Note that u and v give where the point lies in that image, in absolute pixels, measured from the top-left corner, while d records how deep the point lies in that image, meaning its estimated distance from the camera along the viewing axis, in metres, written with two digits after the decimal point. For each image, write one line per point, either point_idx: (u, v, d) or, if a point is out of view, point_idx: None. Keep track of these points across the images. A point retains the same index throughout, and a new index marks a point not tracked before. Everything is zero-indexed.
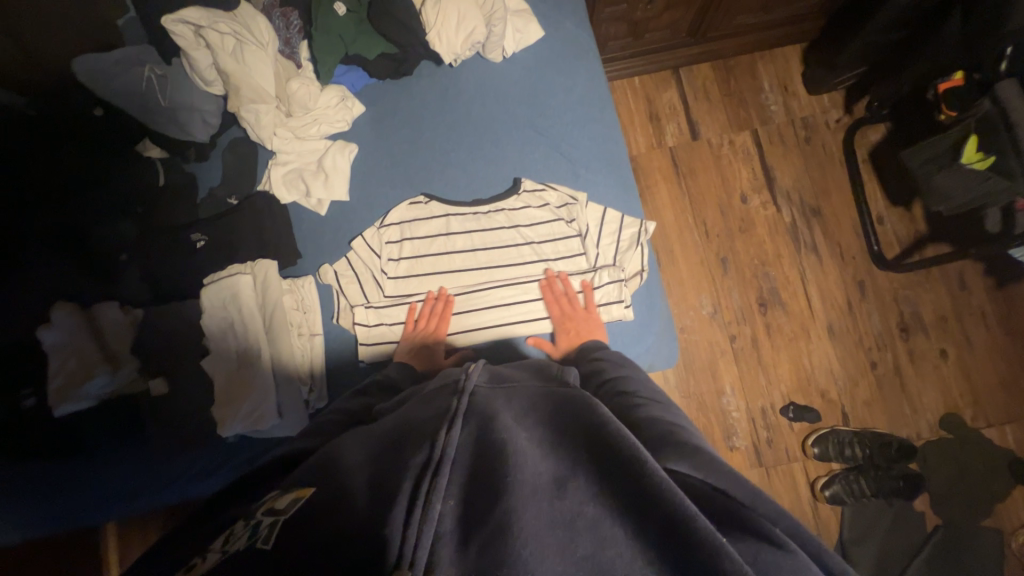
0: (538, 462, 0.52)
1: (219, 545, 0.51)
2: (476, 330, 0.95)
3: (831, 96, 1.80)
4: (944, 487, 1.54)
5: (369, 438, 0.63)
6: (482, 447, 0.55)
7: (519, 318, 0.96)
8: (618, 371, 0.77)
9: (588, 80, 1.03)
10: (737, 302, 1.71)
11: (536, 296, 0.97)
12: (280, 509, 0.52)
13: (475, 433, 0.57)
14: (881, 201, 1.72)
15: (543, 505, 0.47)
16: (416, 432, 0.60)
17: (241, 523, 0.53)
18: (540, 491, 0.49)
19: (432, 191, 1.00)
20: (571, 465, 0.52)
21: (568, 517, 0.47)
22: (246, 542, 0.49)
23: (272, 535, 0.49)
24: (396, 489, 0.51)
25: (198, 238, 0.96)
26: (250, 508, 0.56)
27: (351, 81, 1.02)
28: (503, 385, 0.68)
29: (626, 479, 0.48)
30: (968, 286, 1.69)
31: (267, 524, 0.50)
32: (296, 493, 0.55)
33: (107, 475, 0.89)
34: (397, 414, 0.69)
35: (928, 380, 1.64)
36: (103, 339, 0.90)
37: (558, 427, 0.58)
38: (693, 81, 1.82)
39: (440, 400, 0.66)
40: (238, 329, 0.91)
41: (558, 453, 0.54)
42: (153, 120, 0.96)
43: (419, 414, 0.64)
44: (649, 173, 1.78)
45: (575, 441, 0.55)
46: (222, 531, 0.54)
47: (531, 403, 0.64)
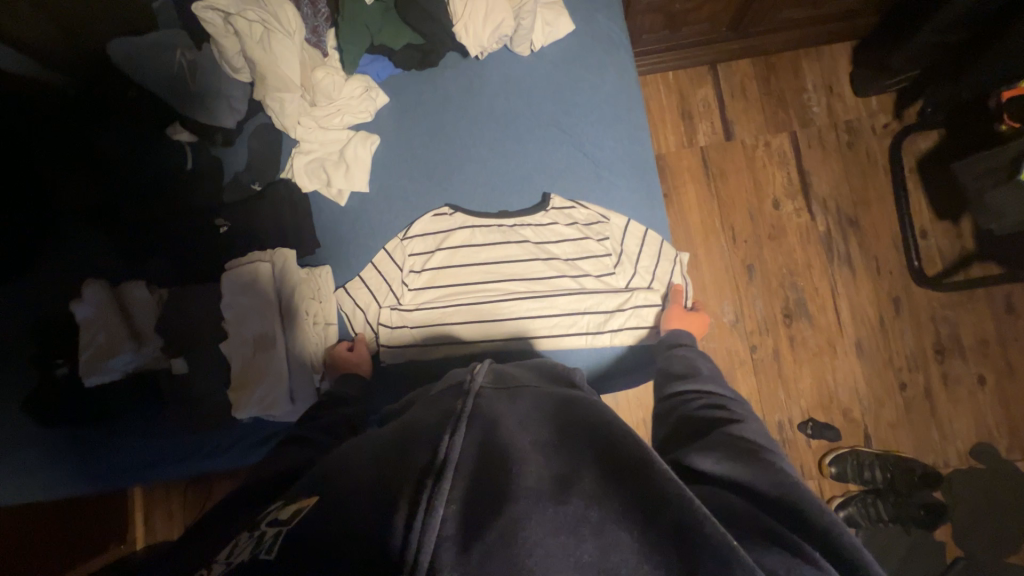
0: (543, 467, 0.52)
1: (223, 557, 0.52)
2: (489, 330, 0.94)
3: (880, 98, 1.68)
4: (969, 519, 1.47)
5: (375, 440, 0.64)
6: (487, 450, 0.54)
7: (539, 333, 0.94)
8: (704, 376, 0.79)
9: (618, 78, 0.99)
10: (760, 312, 1.65)
11: (560, 312, 0.95)
12: (284, 521, 0.55)
13: (480, 435, 0.56)
14: (926, 214, 1.61)
15: (548, 511, 0.46)
16: (420, 435, 0.58)
17: (244, 535, 0.55)
18: (544, 496, 0.47)
19: (458, 202, 0.99)
20: (577, 469, 0.51)
21: (572, 522, 0.46)
22: (250, 551, 0.51)
23: (276, 544, 0.51)
24: (399, 494, 0.50)
25: (221, 224, 0.98)
26: (255, 520, 0.58)
27: (376, 71, 1.01)
28: (509, 388, 0.67)
29: (634, 488, 0.48)
30: (1016, 309, 1.58)
31: (271, 534, 0.53)
32: (297, 507, 0.57)
33: (129, 446, 0.94)
34: (404, 418, 0.69)
35: (961, 405, 1.56)
36: (130, 317, 0.94)
37: (565, 434, 0.57)
38: (730, 78, 1.73)
39: (445, 405, 0.64)
40: (255, 316, 0.91)
41: (563, 457, 0.53)
42: (183, 104, 0.97)
43: (424, 418, 0.64)
44: (677, 173, 1.72)
45: (581, 449, 0.54)
46: (227, 540, 0.55)
47: (537, 406, 0.63)
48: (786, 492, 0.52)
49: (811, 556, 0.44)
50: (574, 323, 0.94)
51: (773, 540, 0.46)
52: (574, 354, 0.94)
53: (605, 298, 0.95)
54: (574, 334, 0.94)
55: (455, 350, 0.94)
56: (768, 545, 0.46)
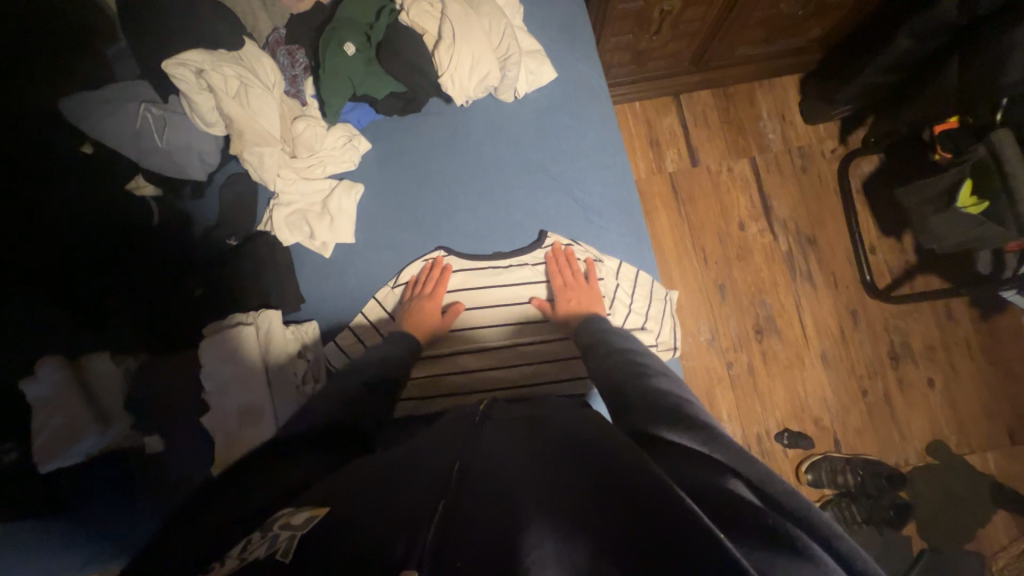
0: (544, 490, 0.50)
1: (236, 553, 0.45)
2: (488, 378, 0.93)
3: (826, 125, 1.82)
4: (930, 514, 1.59)
5: (375, 462, 0.61)
6: (490, 482, 0.54)
7: (538, 381, 0.92)
8: (622, 340, 0.81)
9: (601, 124, 1.02)
10: (734, 329, 1.73)
11: (559, 357, 0.94)
12: (296, 526, 0.46)
13: (483, 472, 0.56)
14: (874, 232, 1.75)
15: (546, 520, 0.45)
16: (425, 471, 0.58)
17: (257, 534, 0.47)
18: (545, 511, 0.46)
19: (450, 246, 0.98)
20: (573, 481, 0.50)
21: (569, 530, 0.44)
22: (266, 551, 0.43)
23: (293, 547, 0.43)
24: (401, 512, 0.48)
25: (193, 287, 0.93)
26: (264, 521, 0.49)
27: (357, 118, 0.99)
28: (513, 433, 0.68)
29: (625, 485, 0.45)
30: (955, 316, 1.73)
31: (285, 538, 0.45)
32: (312, 511, 0.49)
33: (78, 539, 0.81)
34: (407, 448, 0.67)
35: (916, 407, 1.69)
36: (94, 394, 0.84)
37: (564, 453, 0.58)
38: (693, 107, 1.82)
39: (449, 447, 0.65)
40: (238, 385, 0.85)
41: (562, 479, 0.51)
42: (147, 159, 0.88)
43: (433, 456, 0.63)
44: (650, 199, 1.79)
45: (580, 460, 0.54)
46: (240, 539, 0.47)
47: (540, 441, 0.63)
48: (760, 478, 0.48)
49: (802, 547, 0.39)
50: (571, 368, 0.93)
51: (769, 536, 0.40)
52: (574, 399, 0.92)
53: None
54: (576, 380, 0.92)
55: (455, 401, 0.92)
56: (764, 541, 0.40)
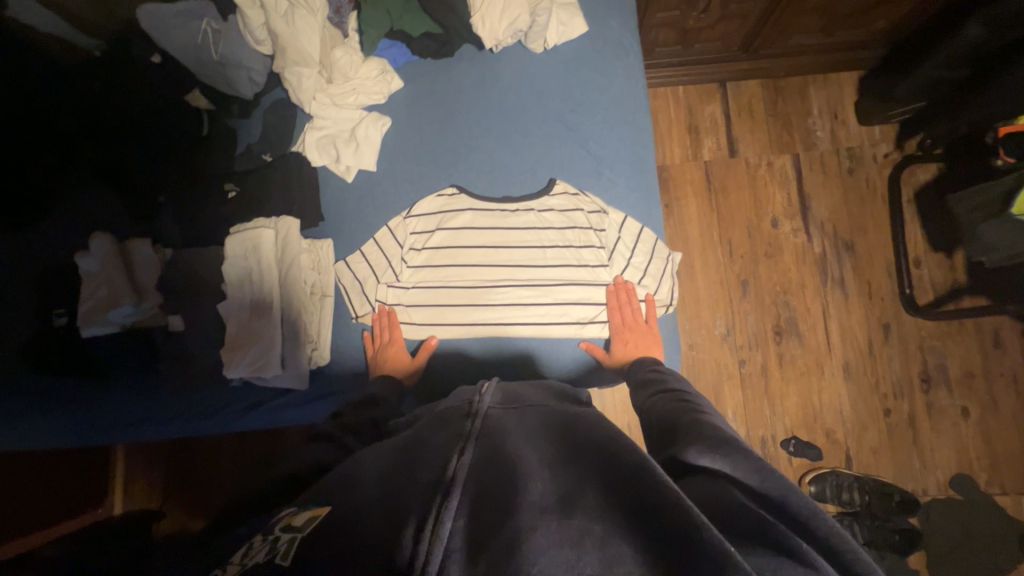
0: (549, 486, 0.50)
1: (239, 558, 0.53)
2: (482, 312, 0.96)
3: (882, 128, 1.72)
4: (944, 550, 1.48)
5: (387, 453, 0.64)
6: (491, 466, 0.54)
7: (532, 320, 0.96)
8: (669, 379, 0.79)
9: (626, 82, 1.03)
10: (752, 327, 1.67)
11: (553, 300, 0.96)
12: (297, 527, 0.54)
13: (487, 454, 0.56)
14: (920, 245, 1.64)
15: (555, 521, 0.45)
16: (428, 453, 0.58)
17: (259, 538, 0.55)
18: (549, 510, 0.47)
19: (462, 184, 1.02)
20: (578, 485, 0.51)
21: (575, 534, 0.44)
22: (267, 555, 0.51)
23: (291, 551, 0.50)
24: (407, 509, 0.50)
25: (231, 189, 1.02)
26: (269, 523, 0.58)
27: (393, 57, 1.04)
28: (514, 409, 0.67)
29: (637, 504, 0.46)
30: (1002, 345, 1.59)
31: (286, 540, 0.52)
32: (311, 513, 0.57)
33: (115, 404, 0.94)
34: (411, 429, 0.69)
35: (944, 436, 1.57)
36: (133, 273, 0.96)
37: (570, 447, 0.57)
38: (738, 97, 1.77)
39: (450, 422, 0.64)
40: (255, 280, 0.94)
41: (565, 478, 0.52)
42: (207, 74, 1.00)
43: (432, 433, 0.63)
44: (680, 185, 1.76)
45: (589, 460, 0.54)
46: (247, 539, 0.56)
47: (542, 427, 0.63)
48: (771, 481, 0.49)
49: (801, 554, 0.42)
50: (565, 314, 0.96)
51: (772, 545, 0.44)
52: (562, 342, 0.96)
53: (597, 291, 0.97)
54: (564, 325, 0.96)
55: (451, 331, 0.97)
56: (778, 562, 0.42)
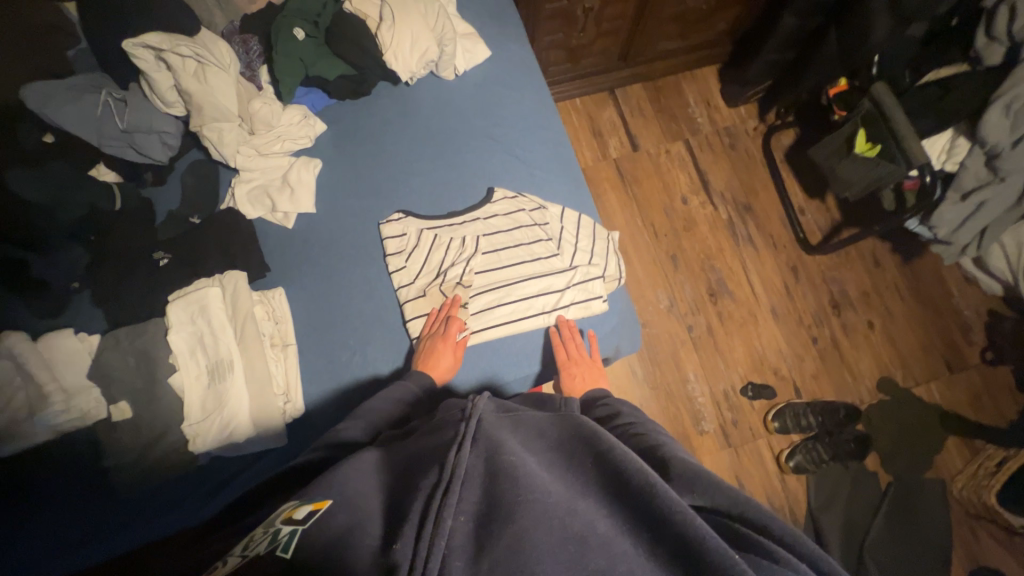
0: (552, 484, 0.54)
1: (239, 549, 0.54)
2: (445, 360, 0.92)
3: (746, 107, 2.03)
4: (890, 446, 1.70)
5: (386, 467, 0.65)
6: (491, 467, 0.57)
7: (502, 320, 1.00)
8: (626, 413, 0.80)
9: (534, 94, 1.14)
10: (690, 294, 1.85)
11: (518, 297, 1.01)
12: (298, 520, 0.54)
13: (485, 454, 0.59)
14: (800, 195, 1.93)
15: (557, 521, 0.49)
16: (426, 460, 0.61)
17: (261, 530, 0.57)
18: (553, 509, 0.50)
19: (407, 208, 1.05)
20: (583, 491, 0.55)
21: (580, 532, 0.49)
22: (268, 548, 0.52)
23: (292, 544, 0.51)
24: (408, 514, 0.53)
25: (161, 256, 0.96)
26: (270, 518, 0.59)
27: (311, 102, 1.07)
28: (508, 416, 0.69)
29: (642, 508, 0.51)
30: (882, 263, 1.90)
31: (287, 533, 0.53)
32: (314, 506, 0.57)
33: (55, 523, 0.83)
34: (406, 442, 0.70)
35: (862, 349, 1.82)
36: (57, 370, 0.86)
37: (565, 453, 0.62)
38: (628, 100, 2.00)
39: (445, 429, 0.66)
40: (208, 343, 0.91)
41: (567, 480, 0.56)
42: (109, 144, 0.95)
43: (430, 442, 0.65)
44: (599, 183, 1.93)
45: (585, 466, 0.58)
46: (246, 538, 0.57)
47: (537, 433, 0.66)
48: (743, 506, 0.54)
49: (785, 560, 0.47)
50: (531, 307, 1.01)
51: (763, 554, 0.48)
52: (534, 335, 1.01)
53: (555, 279, 1.02)
54: (533, 316, 1.00)
55: None
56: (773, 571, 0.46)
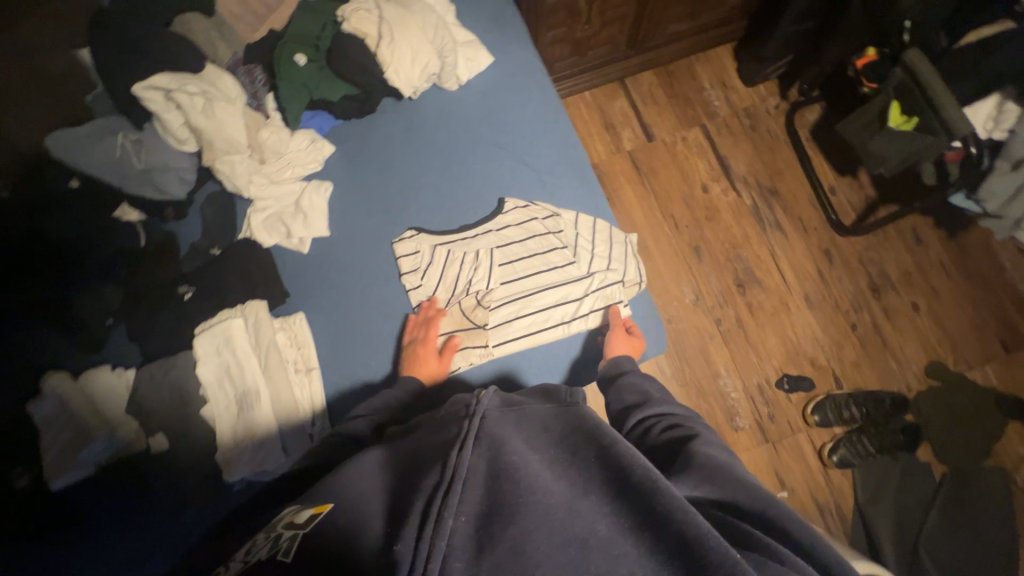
0: (554, 486, 0.53)
1: (242, 554, 0.54)
2: (432, 362, 0.94)
3: (766, 85, 1.93)
4: (943, 434, 1.59)
5: (388, 466, 0.65)
6: (493, 467, 0.56)
7: (521, 333, 0.98)
8: (653, 398, 0.80)
9: (540, 96, 1.11)
10: (716, 286, 1.78)
11: (536, 308, 0.99)
12: (299, 524, 0.55)
13: (487, 453, 0.58)
14: (829, 174, 1.83)
15: (557, 522, 0.49)
16: (428, 459, 0.60)
17: (263, 534, 0.56)
18: (556, 511, 0.50)
19: (420, 225, 1.04)
20: (585, 489, 0.54)
21: (581, 535, 0.49)
22: (269, 552, 0.52)
23: (293, 548, 0.51)
24: (410, 511, 0.52)
25: (186, 289, 0.99)
26: (272, 520, 0.59)
27: (318, 125, 1.08)
28: (512, 411, 0.67)
29: (645, 509, 0.50)
30: (924, 240, 1.78)
31: (288, 537, 0.53)
32: (315, 510, 0.58)
33: (103, 553, 0.86)
34: (408, 438, 0.70)
35: (906, 332, 1.72)
36: (97, 405, 0.90)
37: (568, 449, 0.60)
38: (639, 88, 1.94)
39: (447, 425, 0.65)
40: (235, 373, 0.94)
41: (569, 478, 0.55)
42: (130, 184, 0.98)
43: (432, 439, 0.64)
44: (614, 177, 1.88)
45: (588, 462, 0.57)
46: (250, 540, 0.58)
47: (540, 428, 0.65)
48: (769, 507, 0.53)
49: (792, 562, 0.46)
50: (550, 317, 0.99)
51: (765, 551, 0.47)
52: (557, 346, 0.99)
53: (573, 287, 1.00)
54: (553, 327, 0.99)
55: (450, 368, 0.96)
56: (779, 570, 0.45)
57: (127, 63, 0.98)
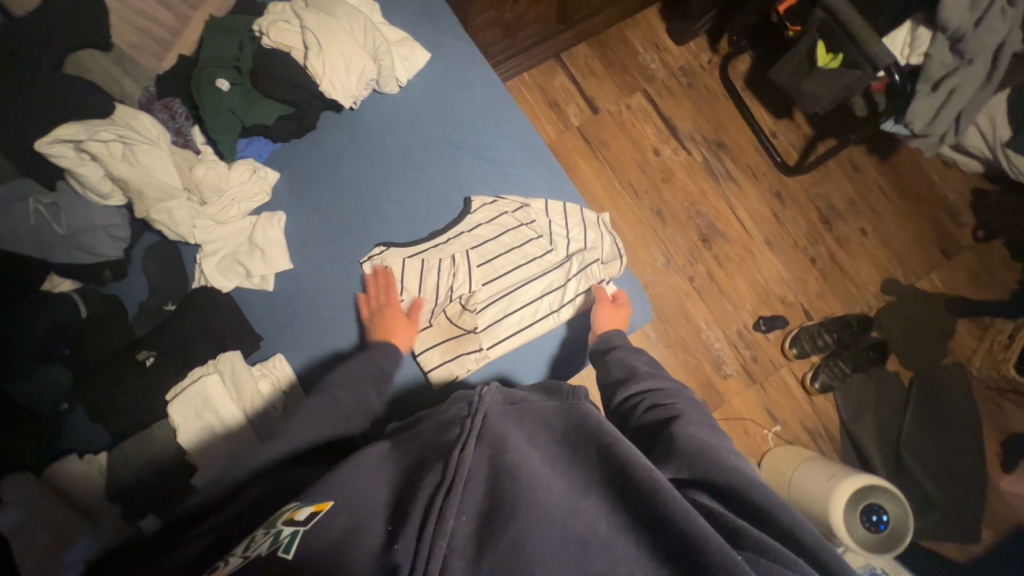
0: (556, 485, 0.54)
1: (240, 551, 0.51)
2: (434, 355, 0.94)
3: (696, 41, 1.96)
4: (905, 343, 1.72)
5: (391, 465, 0.64)
6: (495, 465, 0.57)
7: (513, 330, 0.97)
8: (640, 372, 0.81)
9: (485, 87, 1.07)
10: (683, 245, 1.83)
11: (523, 303, 0.98)
12: (300, 522, 0.53)
13: (488, 451, 0.59)
14: (768, 119, 1.90)
15: (557, 522, 0.50)
16: (430, 459, 0.60)
17: (261, 531, 0.54)
18: (556, 510, 0.51)
19: (387, 239, 0.99)
20: (584, 487, 0.55)
21: (580, 534, 0.49)
22: (269, 547, 0.50)
23: (293, 545, 0.49)
24: (411, 514, 0.53)
25: (146, 355, 0.90)
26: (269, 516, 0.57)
27: (256, 151, 1.01)
28: (515, 408, 0.68)
29: (644, 503, 0.50)
30: (861, 168, 1.89)
31: (288, 533, 0.51)
32: (314, 507, 0.55)
33: None
34: (411, 436, 0.70)
35: (860, 257, 1.83)
36: (72, 498, 0.84)
37: (570, 445, 0.61)
38: (576, 62, 1.93)
39: (450, 426, 0.65)
40: (222, 435, 0.87)
41: (569, 477, 0.56)
42: (54, 253, 0.88)
43: (434, 440, 0.65)
44: (568, 155, 1.87)
45: (589, 460, 0.58)
46: (241, 539, 0.55)
47: (543, 426, 0.65)
48: (746, 489, 0.53)
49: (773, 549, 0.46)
50: (539, 309, 0.98)
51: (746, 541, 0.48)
52: (550, 337, 0.98)
53: (556, 276, 0.99)
54: (543, 319, 0.98)
55: (448, 380, 0.93)
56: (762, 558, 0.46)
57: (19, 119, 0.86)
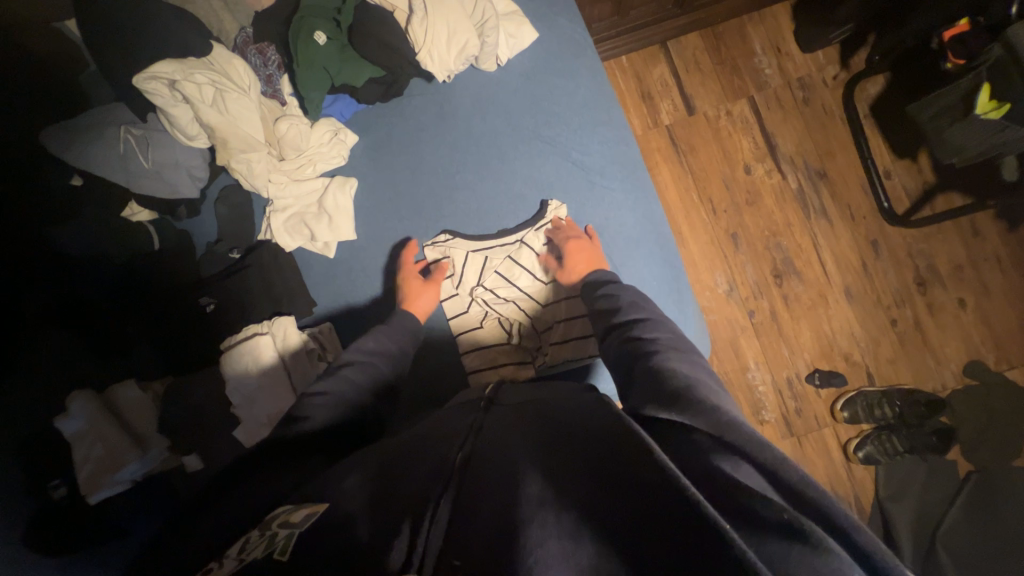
0: (546, 473, 0.49)
1: (236, 552, 0.50)
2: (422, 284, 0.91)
3: (825, 51, 1.72)
4: (977, 435, 1.56)
5: (381, 454, 0.63)
6: (492, 459, 0.54)
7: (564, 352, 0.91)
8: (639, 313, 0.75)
9: (590, 81, 0.98)
10: (752, 276, 1.69)
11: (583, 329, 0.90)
12: (294, 522, 0.52)
13: (488, 448, 0.56)
14: (887, 156, 1.68)
15: (549, 512, 0.44)
16: (427, 448, 0.60)
17: (256, 533, 0.53)
18: (547, 502, 0.45)
19: (454, 228, 0.95)
20: (575, 471, 0.48)
21: (571, 526, 0.43)
22: (263, 551, 0.48)
23: (290, 544, 0.48)
24: (407, 505, 0.51)
25: (208, 301, 0.92)
26: (265, 516, 0.56)
27: (340, 110, 0.97)
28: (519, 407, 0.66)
29: (634, 488, 0.43)
30: (981, 232, 1.66)
31: (283, 535, 0.50)
32: (311, 509, 0.54)
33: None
34: (414, 428, 0.69)
35: (949, 330, 1.64)
36: (127, 421, 0.88)
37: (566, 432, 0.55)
38: (682, 52, 1.74)
39: (456, 422, 0.65)
40: (264, 394, 0.87)
41: (560, 459, 0.50)
42: (136, 183, 0.90)
43: (434, 431, 0.64)
44: (649, 155, 1.74)
45: (580, 444, 0.51)
46: (239, 536, 0.54)
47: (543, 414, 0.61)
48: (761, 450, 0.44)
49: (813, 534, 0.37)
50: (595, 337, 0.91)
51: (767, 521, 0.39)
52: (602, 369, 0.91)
53: None
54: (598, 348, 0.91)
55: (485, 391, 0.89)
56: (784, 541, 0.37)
57: (120, 44, 0.86)
